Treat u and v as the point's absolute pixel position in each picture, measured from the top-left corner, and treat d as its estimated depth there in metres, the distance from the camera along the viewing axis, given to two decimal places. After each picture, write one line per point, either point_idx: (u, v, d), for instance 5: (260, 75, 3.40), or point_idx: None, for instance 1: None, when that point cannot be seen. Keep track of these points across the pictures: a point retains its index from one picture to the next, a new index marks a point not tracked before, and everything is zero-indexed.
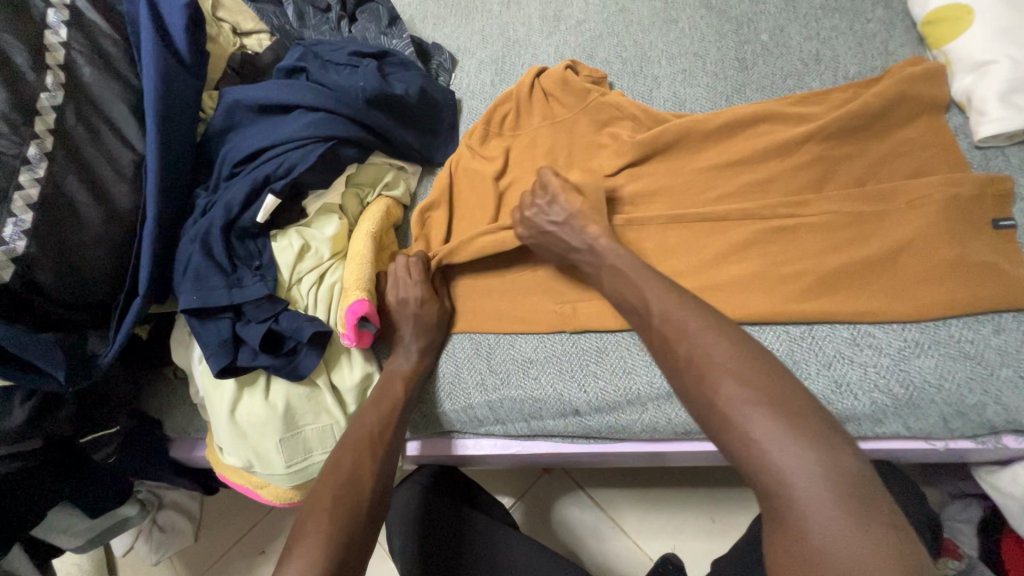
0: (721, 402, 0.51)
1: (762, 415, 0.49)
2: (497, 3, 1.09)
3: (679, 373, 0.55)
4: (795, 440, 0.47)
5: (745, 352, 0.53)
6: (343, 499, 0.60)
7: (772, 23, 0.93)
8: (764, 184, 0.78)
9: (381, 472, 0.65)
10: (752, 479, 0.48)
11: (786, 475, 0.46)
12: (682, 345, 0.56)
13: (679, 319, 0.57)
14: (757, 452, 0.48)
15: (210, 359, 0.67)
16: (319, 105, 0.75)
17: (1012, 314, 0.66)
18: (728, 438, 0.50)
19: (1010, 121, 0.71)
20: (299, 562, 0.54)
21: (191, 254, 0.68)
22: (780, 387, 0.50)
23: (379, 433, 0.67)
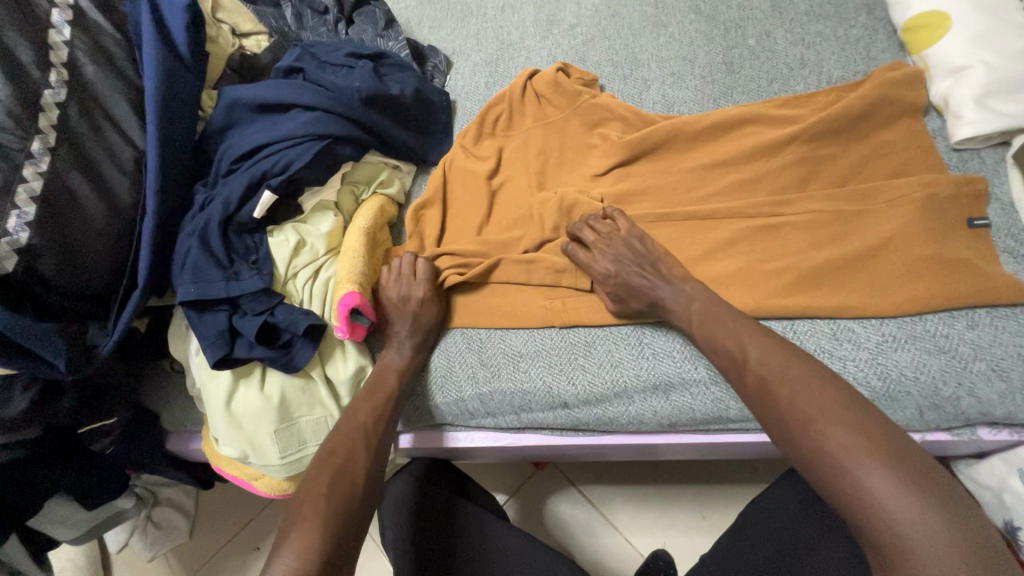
0: (828, 449, 0.53)
1: (877, 465, 0.50)
2: (492, 7, 1.11)
3: (780, 416, 0.57)
4: (906, 489, 0.49)
5: (846, 399, 0.55)
6: (337, 487, 0.62)
7: (759, 28, 0.95)
8: (749, 183, 0.80)
9: (374, 461, 0.67)
10: (864, 527, 0.49)
11: (898, 523, 0.48)
12: (783, 391, 0.58)
13: (777, 366, 0.60)
14: (868, 501, 0.49)
15: (207, 350, 0.68)
16: (316, 105, 0.77)
17: (986, 310, 0.68)
18: (837, 486, 0.51)
19: (986, 124, 0.73)
20: (294, 545, 0.56)
21: (189, 247, 0.70)
22: (882, 431, 0.53)
23: (374, 423, 0.69)
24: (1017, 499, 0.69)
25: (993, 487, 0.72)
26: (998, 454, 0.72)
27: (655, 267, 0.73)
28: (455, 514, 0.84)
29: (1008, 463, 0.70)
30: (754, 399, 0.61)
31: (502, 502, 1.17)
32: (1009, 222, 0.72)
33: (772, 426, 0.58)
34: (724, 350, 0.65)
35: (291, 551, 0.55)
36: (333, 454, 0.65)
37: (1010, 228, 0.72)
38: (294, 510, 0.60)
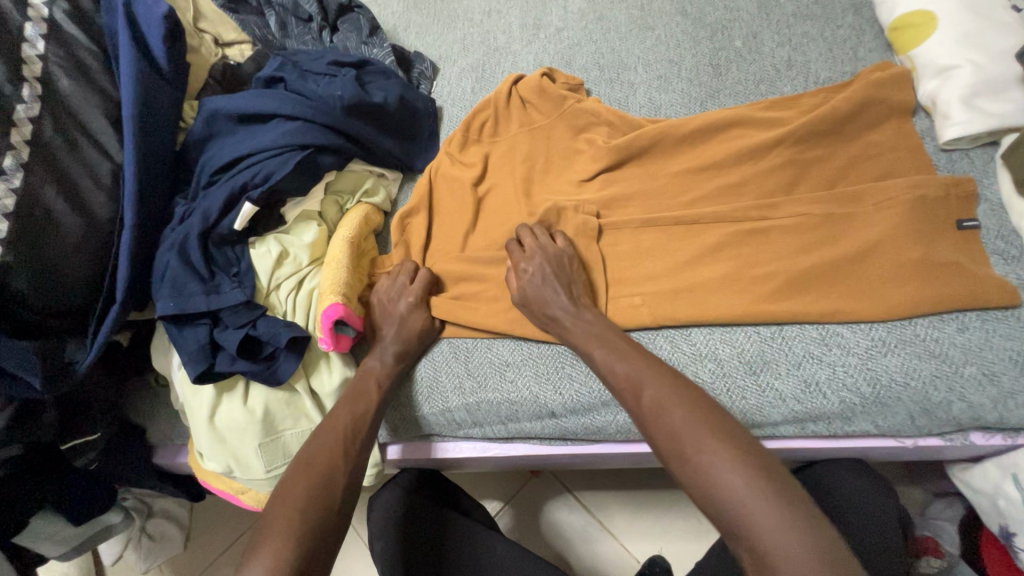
0: (714, 472, 0.54)
1: (752, 486, 0.52)
2: (479, 12, 1.10)
3: (673, 438, 0.58)
4: (780, 508, 0.50)
5: (726, 425, 0.57)
6: (312, 498, 0.61)
7: (745, 30, 0.94)
8: (736, 187, 0.79)
9: (353, 471, 0.65)
10: (746, 545, 0.51)
11: (774, 542, 0.49)
12: (675, 417, 0.59)
13: (671, 394, 0.61)
14: (749, 520, 0.51)
15: (188, 365, 0.68)
16: (297, 114, 0.76)
17: (976, 313, 0.67)
18: (720, 506, 0.53)
19: (973, 125, 0.72)
20: (264, 558, 0.55)
21: (169, 261, 0.69)
22: (757, 454, 0.55)
23: (353, 434, 0.68)
24: (1012, 504, 0.68)
25: (987, 492, 0.71)
26: (993, 458, 0.71)
27: (569, 287, 0.73)
28: (444, 524, 0.83)
29: (1002, 468, 0.69)
30: (648, 426, 0.61)
31: (497, 509, 1.16)
32: (999, 223, 0.71)
33: (662, 451, 0.59)
34: (626, 373, 0.64)
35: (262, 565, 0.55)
36: (310, 464, 0.64)
37: (999, 229, 0.71)
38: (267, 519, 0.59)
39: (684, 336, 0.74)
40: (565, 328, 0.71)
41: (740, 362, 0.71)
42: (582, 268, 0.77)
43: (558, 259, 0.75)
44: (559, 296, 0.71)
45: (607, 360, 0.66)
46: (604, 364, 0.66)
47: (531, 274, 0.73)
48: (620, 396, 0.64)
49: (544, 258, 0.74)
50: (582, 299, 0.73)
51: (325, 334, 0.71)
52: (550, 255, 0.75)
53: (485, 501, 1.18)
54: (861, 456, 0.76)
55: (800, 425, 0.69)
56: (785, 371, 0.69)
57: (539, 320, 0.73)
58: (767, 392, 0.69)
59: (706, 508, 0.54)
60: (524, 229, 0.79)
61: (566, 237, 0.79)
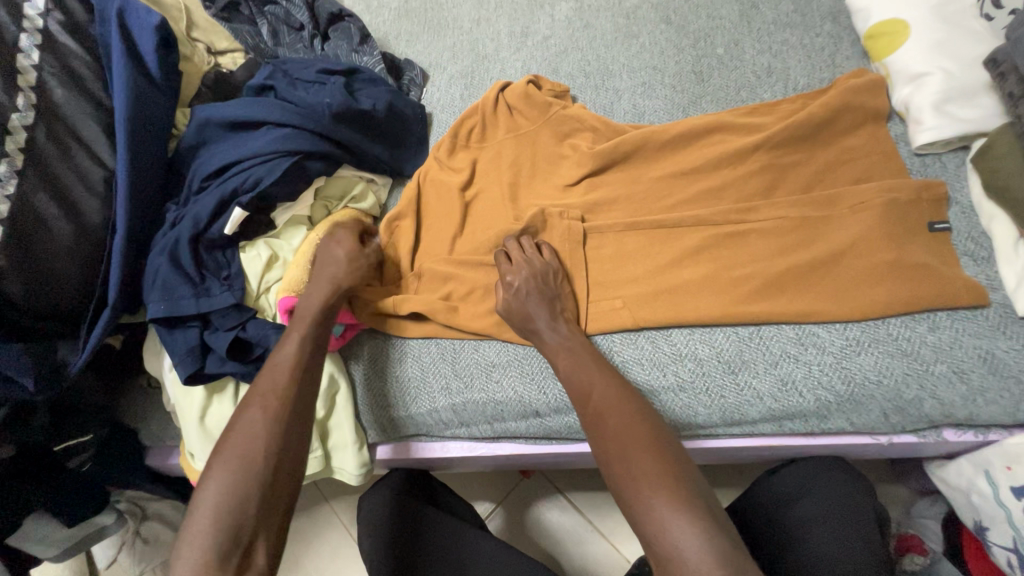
0: (632, 477, 0.57)
1: (662, 495, 0.55)
2: (468, 20, 1.13)
3: (604, 444, 0.62)
4: (686, 515, 0.53)
5: (657, 435, 0.61)
6: (230, 469, 0.58)
7: (727, 38, 0.97)
8: (716, 191, 0.81)
9: (276, 436, 0.61)
10: (651, 547, 0.54)
11: (674, 547, 0.52)
12: (611, 425, 0.62)
13: (611, 402, 0.64)
14: (656, 524, 0.54)
15: (178, 366, 0.69)
16: (287, 121, 0.78)
17: (947, 313, 0.69)
18: (633, 509, 0.56)
19: (944, 130, 0.74)
20: (194, 533, 0.55)
21: (159, 265, 0.71)
22: (677, 465, 0.58)
23: (270, 398, 0.63)
24: (985, 500, 0.70)
25: (962, 488, 0.73)
26: (967, 454, 0.73)
27: (555, 301, 0.75)
28: (442, 525, 0.84)
29: (975, 464, 0.71)
30: (589, 431, 0.64)
31: (488, 511, 1.17)
32: (970, 225, 0.73)
33: (597, 455, 0.62)
34: (573, 379, 0.68)
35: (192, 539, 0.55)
36: (233, 433, 0.60)
37: (970, 231, 0.73)
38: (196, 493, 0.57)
39: (665, 336, 0.75)
40: (544, 340, 0.72)
41: (719, 361, 0.72)
42: (566, 281, 0.78)
43: (543, 274, 0.76)
44: (542, 310, 0.73)
45: (569, 372, 0.68)
46: (564, 375, 0.68)
47: (519, 289, 0.74)
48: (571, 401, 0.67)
49: (530, 273, 0.75)
50: (564, 312, 0.75)
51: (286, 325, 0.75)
52: (537, 270, 0.76)
53: (476, 503, 1.19)
54: (840, 452, 0.77)
55: (777, 423, 0.71)
56: (762, 370, 0.71)
57: (521, 332, 0.74)
58: (745, 391, 0.71)
59: (624, 511, 0.58)
60: (510, 244, 0.80)
61: (552, 250, 0.80)
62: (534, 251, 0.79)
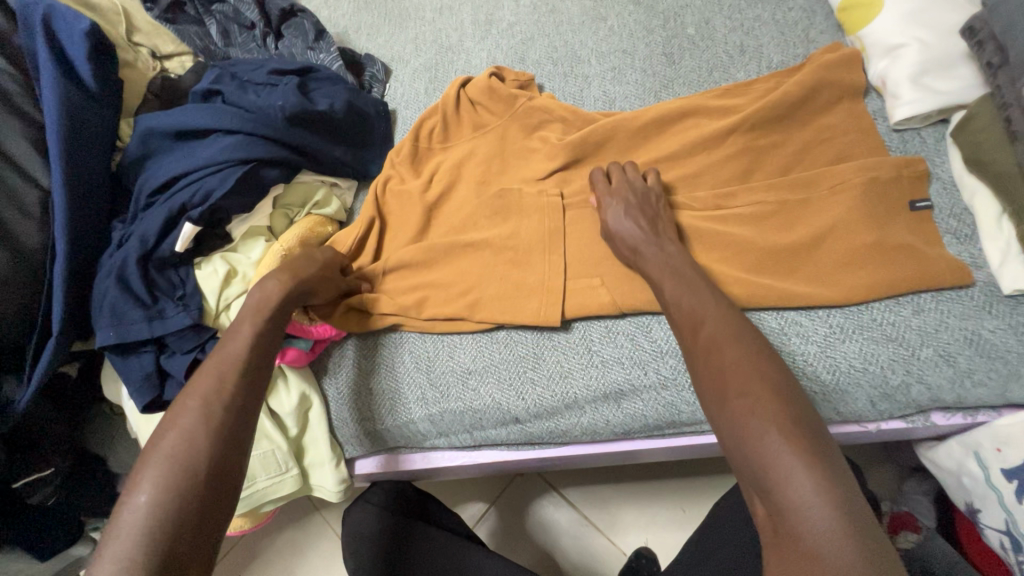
0: (749, 417, 0.50)
1: (783, 439, 0.47)
2: (430, 10, 1.08)
3: (715, 382, 0.54)
4: (810, 465, 0.45)
5: (777, 378, 0.53)
6: (167, 478, 0.48)
7: (698, 16, 0.93)
8: (692, 178, 0.78)
9: (221, 441, 0.52)
10: (765, 496, 0.46)
11: (794, 497, 0.44)
12: (727, 359, 0.55)
13: (729, 335, 0.57)
14: (775, 469, 0.46)
15: (134, 395, 0.66)
16: (236, 128, 0.74)
17: (931, 294, 0.67)
18: (747, 453, 0.49)
19: (922, 103, 0.72)
20: (114, 553, 0.44)
21: (106, 289, 0.67)
22: (799, 412, 0.50)
23: (216, 396, 0.55)
24: (975, 482, 0.68)
25: (952, 470, 0.72)
26: (956, 436, 0.71)
27: (655, 221, 0.71)
28: (433, 538, 0.83)
29: (964, 446, 0.69)
30: (697, 366, 0.57)
31: (482, 511, 1.15)
32: (951, 202, 0.71)
33: (704, 391, 0.55)
34: (689, 307, 0.61)
35: (111, 560, 0.44)
36: (166, 435, 0.51)
37: (952, 208, 0.71)
38: (120, 501, 0.47)
39: (645, 332, 0.73)
40: (646, 259, 0.67)
41: None
42: (670, 208, 0.74)
43: (644, 195, 0.73)
44: (639, 228, 0.69)
45: (677, 295, 0.62)
46: (672, 298, 0.62)
47: (613, 206, 0.72)
48: (679, 332, 0.61)
49: (629, 192, 0.73)
50: (666, 231, 0.71)
51: None
52: (636, 191, 0.73)
53: (470, 504, 1.17)
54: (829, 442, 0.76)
55: None
56: None
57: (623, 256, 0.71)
58: None
59: (733, 455, 0.50)
60: (612, 167, 0.78)
61: (658, 177, 0.76)
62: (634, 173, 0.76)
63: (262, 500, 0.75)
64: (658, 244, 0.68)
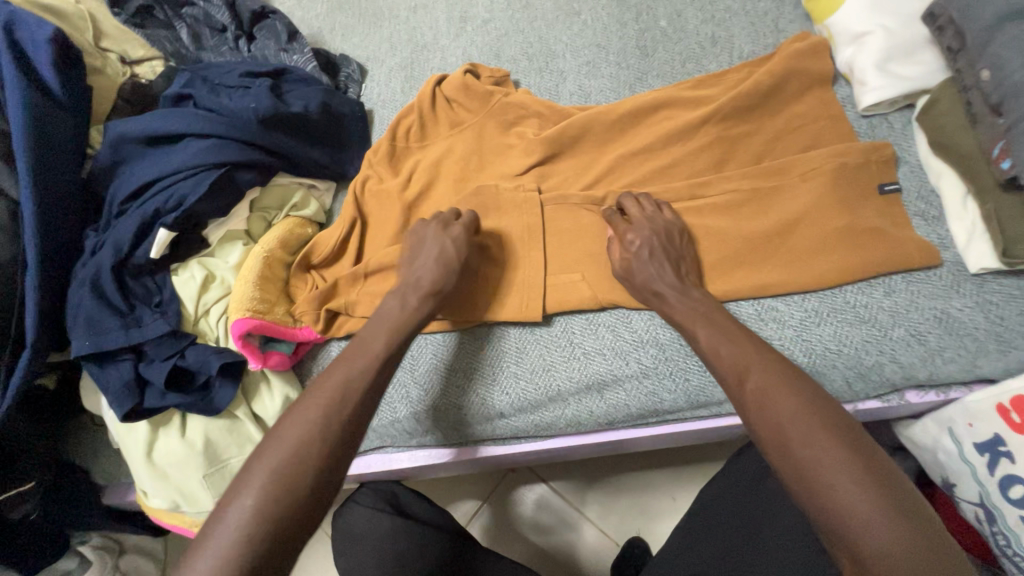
0: (820, 470, 0.49)
1: (860, 492, 0.47)
2: (405, 8, 1.08)
3: (773, 432, 0.52)
4: (892, 517, 0.46)
5: (838, 422, 0.52)
6: (270, 489, 0.50)
7: (669, 9, 0.94)
8: (668, 169, 0.79)
9: (327, 459, 0.53)
10: (845, 548, 0.47)
11: (880, 552, 0.45)
12: (781, 406, 0.53)
13: (776, 381, 0.55)
14: (856, 524, 0.46)
15: (113, 404, 0.65)
16: (209, 132, 0.73)
17: (902, 276, 0.68)
18: (823, 507, 0.48)
19: (889, 89, 0.73)
20: (212, 551, 0.47)
21: (81, 299, 0.66)
22: (870, 458, 0.49)
23: (335, 410, 0.55)
24: (950, 457, 0.70)
25: (929, 447, 0.73)
26: (932, 414, 0.72)
27: (676, 264, 0.69)
28: (416, 535, 0.81)
29: (939, 423, 0.71)
30: (749, 413, 0.55)
31: (476, 508, 1.16)
32: (919, 184, 0.72)
33: (759, 439, 0.54)
34: (731, 355, 0.59)
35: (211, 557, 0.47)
36: (282, 439, 0.53)
37: (919, 191, 0.72)
38: (228, 500, 0.50)
39: (625, 322, 0.74)
40: (670, 303, 0.66)
41: (680, 344, 0.71)
42: (689, 244, 0.72)
43: (665, 232, 0.71)
44: (664, 272, 0.68)
45: (713, 341, 0.61)
46: (709, 346, 0.61)
47: (637, 247, 0.69)
48: (722, 379, 0.59)
49: (650, 230, 0.70)
50: (689, 274, 0.69)
51: (238, 350, 0.70)
52: (658, 229, 0.70)
53: (463, 501, 1.17)
54: None
55: None
56: None
57: (641, 296, 0.69)
58: (708, 371, 0.70)
59: (804, 506, 0.50)
60: (626, 199, 0.75)
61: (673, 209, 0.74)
62: (653, 210, 0.73)
63: None
64: (681, 288, 0.67)
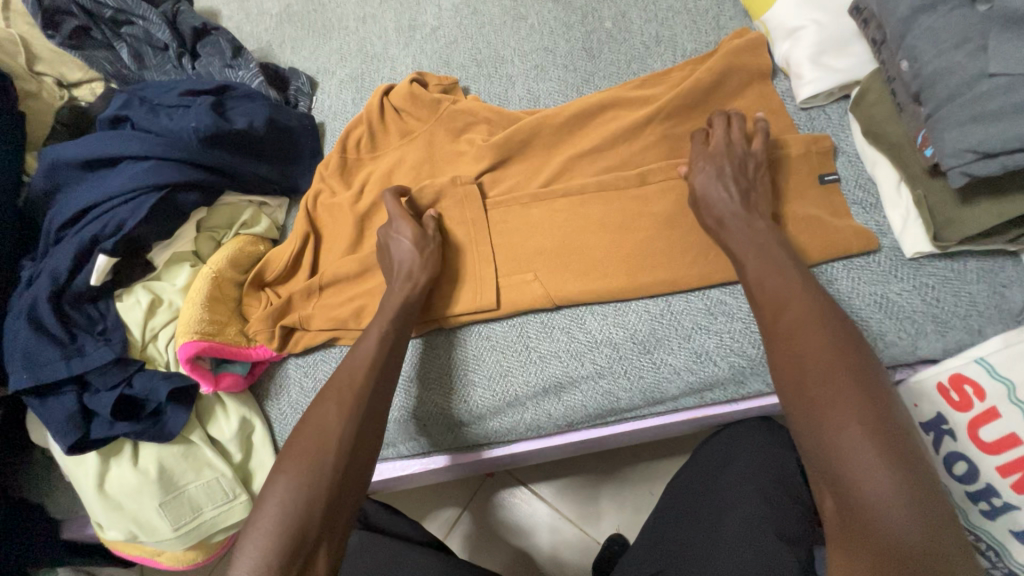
0: (827, 408, 0.50)
1: (860, 436, 0.48)
2: (353, 19, 1.07)
3: (792, 369, 0.54)
4: (888, 463, 0.47)
5: (861, 369, 0.52)
6: (301, 471, 0.56)
7: (614, 10, 0.95)
8: (617, 169, 0.80)
9: (349, 440, 0.59)
10: (832, 484, 0.49)
11: (869, 491, 0.46)
12: (806, 346, 0.54)
13: (810, 320, 0.56)
14: (848, 461, 0.48)
15: (57, 438, 0.64)
16: (148, 154, 0.72)
17: (844, 263, 0.70)
18: (820, 442, 0.50)
19: (822, 82, 0.75)
20: (261, 525, 0.54)
21: (18, 332, 0.65)
22: (879, 407, 0.50)
23: (350, 398, 0.61)
24: None
25: None
26: None
27: (745, 190, 0.68)
28: (385, 548, 0.78)
29: None
30: (775, 350, 0.57)
31: (456, 516, 1.15)
32: (856, 173, 0.74)
33: (779, 376, 0.56)
34: (775, 289, 0.60)
35: (258, 534, 0.53)
36: (306, 427, 0.60)
37: (856, 179, 0.74)
38: (267, 484, 0.57)
39: (579, 323, 0.74)
40: (729, 233, 0.66)
41: (634, 342, 0.72)
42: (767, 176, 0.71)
43: (741, 161, 0.70)
44: (730, 198, 0.67)
45: (759, 275, 0.62)
46: (755, 278, 0.61)
47: (705, 170, 0.69)
48: (758, 309, 0.61)
49: (726, 154, 0.70)
50: (759, 205, 0.68)
51: (189, 374, 0.69)
52: (733, 156, 0.70)
53: (443, 510, 1.16)
54: (765, 409, 0.80)
55: (698, 395, 0.72)
56: (676, 345, 0.71)
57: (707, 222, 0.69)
58: (661, 368, 0.71)
59: (804, 442, 0.52)
60: (717, 120, 0.74)
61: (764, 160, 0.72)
62: (742, 131, 0.72)
63: (209, 533, 0.72)
64: (745, 215, 0.66)
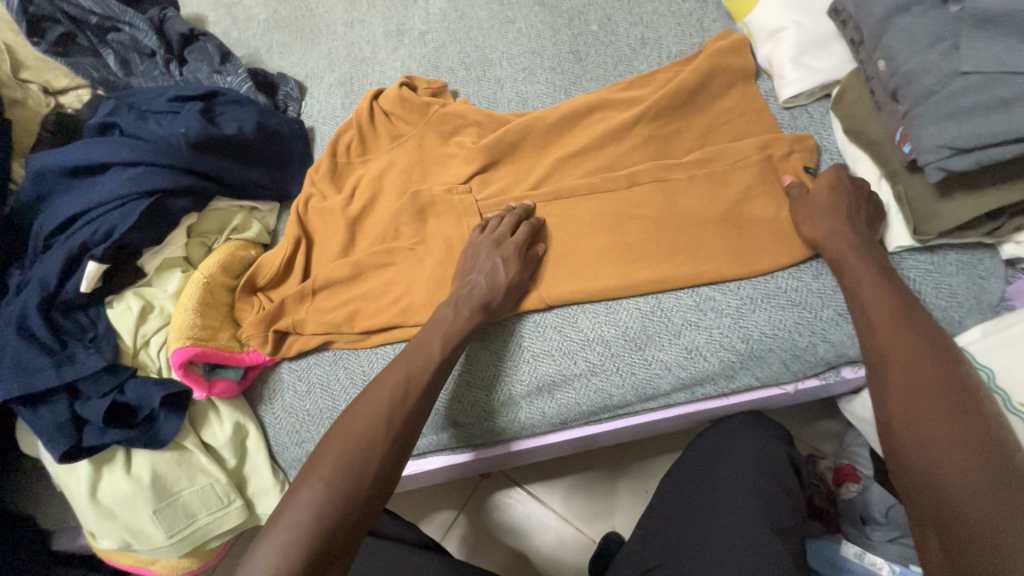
0: (933, 442, 0.49)
1: (970, 474, 0.46)
2: (342, 24, 1.07)
3: (896, 403, 0.53)
4: (1004, 507, 0.44)
5: (977, 412, 0.50)
6: (341, 473, 0.56)
7: (600, 13, 0.96)
8: (606, 169, 0.81)
9: (391, 445, 0.60)
10: (935, 521, 0.46)
11: (976, 532, 0.43)
12: (911, 379, 0.53)
13: (920, 356, 0.55)
14: (954, 496, 0.46)
15: (48, 446, 0.64)
16: (138, 160, 0.72)
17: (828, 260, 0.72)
18: (922, 477, 0.48)
19: (805, 82, 0.77)
20: (291, 519, 0.54)
21: (7, 339, 0.64)
22: (996, 452, 0.47)
23: (398, 403, 0.62)
24: None
25: (867, 420, 0.77)
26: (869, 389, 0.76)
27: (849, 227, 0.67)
28: (383, 551, 0.78)
29: None
30: (876, 384, 0.56)
31: (453, 519, 1.15)
32: None
33: (882, 412, 0.55)
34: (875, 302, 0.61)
35: (286, 526, 0.53)
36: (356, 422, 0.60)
37: None
38: (304, 478, 0.56)
39: (571, 322, 0.75)
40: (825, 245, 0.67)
41: (625, 339, 0.73)
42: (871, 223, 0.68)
43: (849, 210, 0.68)
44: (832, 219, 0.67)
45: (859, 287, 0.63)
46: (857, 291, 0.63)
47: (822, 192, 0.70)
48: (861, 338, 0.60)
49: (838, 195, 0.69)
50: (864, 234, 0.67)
51: (182, 378, 0.69)
52: (851, 205, 0.69)
53: (439, 513, 1.16)
54: (753, 403, 0.81)
55: (689, 390, 0.73)
56: (667, 341, 0.72)
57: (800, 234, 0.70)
58: (652, 364, 0.72)
59: (905, 478, 0.50)
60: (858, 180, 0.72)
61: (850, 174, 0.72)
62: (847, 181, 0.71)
63: (205, 539, 0.72)
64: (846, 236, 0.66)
